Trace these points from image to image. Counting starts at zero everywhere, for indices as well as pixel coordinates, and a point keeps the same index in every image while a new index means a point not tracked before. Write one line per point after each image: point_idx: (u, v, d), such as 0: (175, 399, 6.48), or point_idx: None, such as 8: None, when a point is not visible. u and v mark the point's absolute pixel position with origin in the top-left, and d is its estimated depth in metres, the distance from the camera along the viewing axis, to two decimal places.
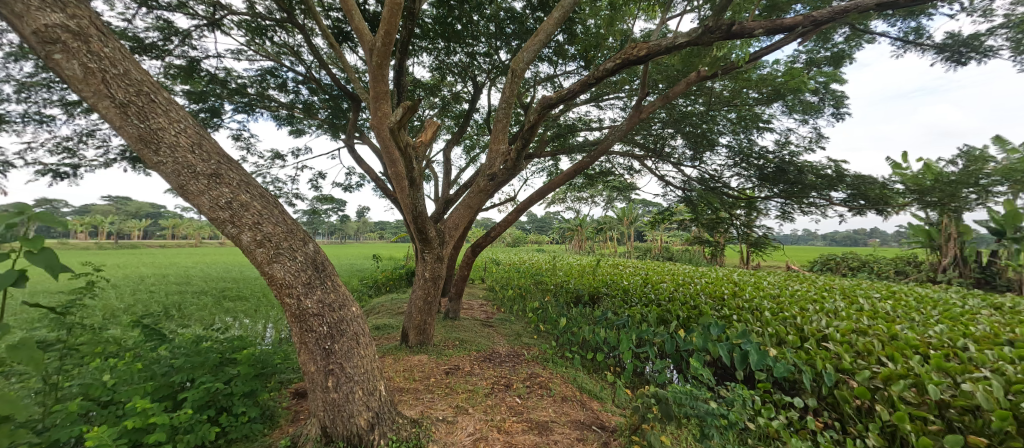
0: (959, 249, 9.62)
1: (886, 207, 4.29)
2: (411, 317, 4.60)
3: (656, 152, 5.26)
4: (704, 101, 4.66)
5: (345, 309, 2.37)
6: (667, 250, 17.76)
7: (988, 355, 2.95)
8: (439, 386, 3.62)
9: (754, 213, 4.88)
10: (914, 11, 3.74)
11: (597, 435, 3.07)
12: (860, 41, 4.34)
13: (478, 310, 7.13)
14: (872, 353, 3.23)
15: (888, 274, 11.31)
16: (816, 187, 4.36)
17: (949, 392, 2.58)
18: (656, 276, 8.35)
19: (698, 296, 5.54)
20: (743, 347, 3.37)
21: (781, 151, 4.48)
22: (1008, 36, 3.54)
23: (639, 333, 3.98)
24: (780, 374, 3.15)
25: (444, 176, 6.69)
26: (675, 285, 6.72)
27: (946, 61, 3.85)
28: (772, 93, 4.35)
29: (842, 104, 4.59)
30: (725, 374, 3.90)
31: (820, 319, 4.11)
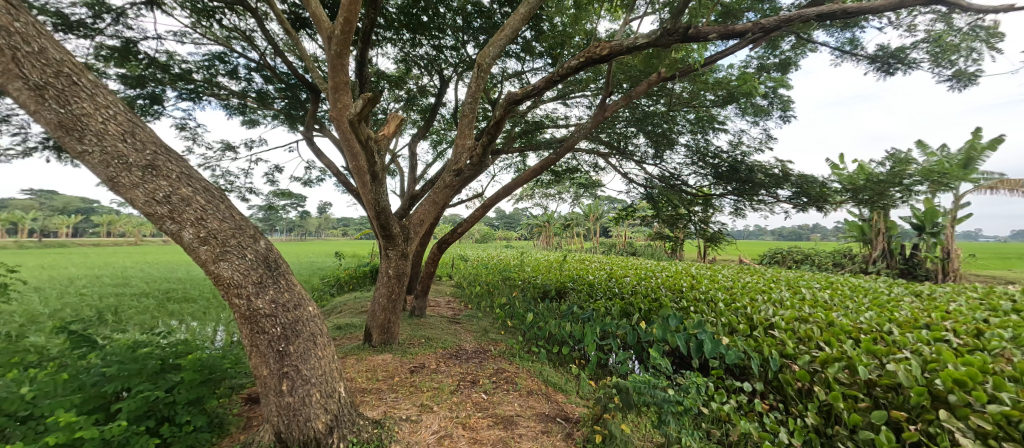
0: (888, 243, 10.60)
1: (827, 204, 4.63)
2: (374, 315, 4.47)
3: (619, 149, 5.40)
4: (665, 101, 4.82)
5: (301, 309, 2.27)
6: (631, 246, 18.34)
7: (909, 338, 3.27)
8: (403, 384, 3.56)
9: (710, 210, 5.12)
10: (851, 24, 4.04)
11: (561, 427, 3.13)
12: (804, 49, 4.64)
13: (445, 306, 7.06)
14: (812, 339, 3.49)
15: (828, 266, 12.27)
16: (765, 186, 4.64)
17: (876, 373, 2.83)
18: (621, 271, 8.61)
19: (659, 289, 5.76)
20: (698, 336, 3.54)
21: (734, 151, 4.73)
22: (928, 49, 3.90)
23: (603, 327, 4.09)
24: (731, 361, 3.33)
25: (409, 171, 6.54)
26: (638, 279, 6.95)
27: (877, 71, 4.19)
28: (727, 96, 4.57)
29: (789, 108, 4.89)
30: (682, 363, 4.08)
31: (769, 309, 4.38)
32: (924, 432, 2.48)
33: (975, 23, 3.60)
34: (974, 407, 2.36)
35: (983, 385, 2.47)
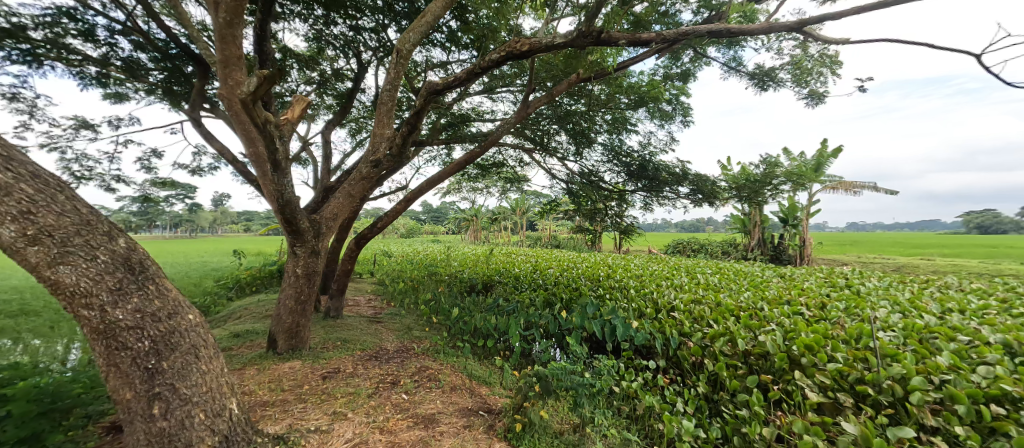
0: (763, 233, 12.46)
1: (718, 200, 5.27)
2: (280, 319, 4.04)
3: (542, 145, 5.54)
4: (585, 102, 5.04)
5: (177, 319, 1.98)
6: (554, 238, 19.11)
7: (775, 314, 3.87)
8: (314, 393, 3.29)
9: (624, 205, 5.50)
10: (735, 43, 4.62)
11: (483, 420, 3.16)
12: (700, 63, 5.19)
13: (365, 305, 6.68)
14: (704, 318, 3.96)
15: (718, 255, 14.04)
16: (668, 183, 5.12)
17: (751, 344, 3.31)
18: (544, 263, 8.92)
19: (579, 279, 6.08)
20: (612, 321, 3.81)
21: (643, 151, 5.13)
22: (791, 71, 4.60)
23: (527, 318, 4.19)
24: (639, 342, 3.63)
25: (323, 160, 6.01)
26: (561, 270, 7.26)
27: (754, 87, 4.85)
28: (638, 99, 4.90)
29: (688, 114, 5.43)
30: (598, 348, 4.36)
31: (672, 294, 4.86)
32: (784, 390, 2.97)
33: (824, 52, 4.36)
34: (818, 366, 2.88)
35: (825, 348, 3.02)
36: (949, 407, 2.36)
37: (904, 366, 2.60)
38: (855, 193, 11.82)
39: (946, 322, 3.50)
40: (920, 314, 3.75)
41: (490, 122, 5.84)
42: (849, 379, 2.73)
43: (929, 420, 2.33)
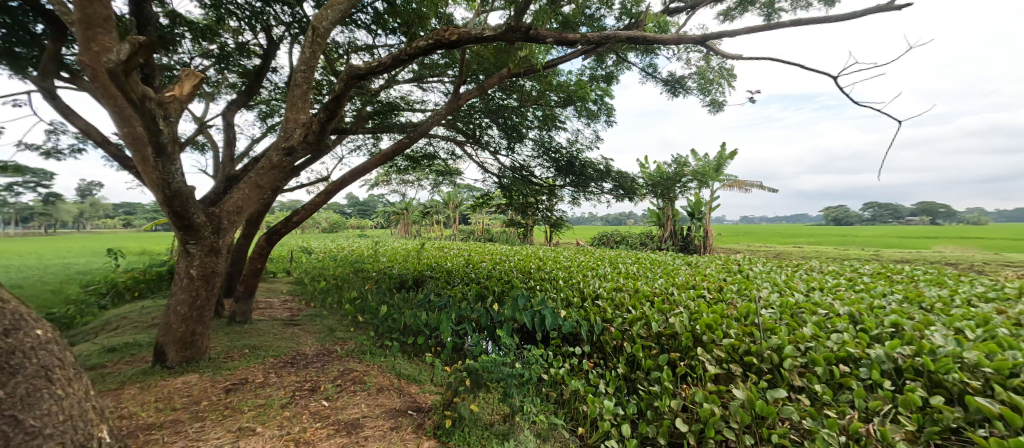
0: (674, 226, 13.74)
1: (637, 196, 5.66)
2: (169, 328, 3.51)
3: (474, 138, 5.46)
4: (517, 97, 5.04)
5: (18, 336, 1.65)
6: (486, 232, 19.15)
7: (684, 299, 4.28)
8: (214, 409, 2.92)
9: (554, 200, 5.65)
10: (651, 51, 4.97)
11: (411, 419, 3.06)
12: (622, 67, 5.50)
13: (280, 307, 6.09)
14: (624, 304, 4.25)
15: (637, 246, 15.18)
16: (594, 179, 5.37)
17: (663, 326, 3.63)
18: (476, 256, 8.91)
19: (511, 272, 6.15)
20: (541, 312, 3.90)
21: (571, 148, 5.30)
22: (697, 81, 5.08)
23: (459, 312, 4.13)
24: (567, 331, 3.77)
25: (226, 145, 5.33)
26: (493, 263, 7.29)
27: (667, 93, 5.27)
28: (567, 98, 5.03)
29: (612, 115, 5.73)
30: (529, 338, 4.45)
31: (597, 284, 5.13)
32: (689, 365, 3.30)
33: (723, 65, 4.88)
34: (716, 342, 3.26)
35: (721, 326, 3.43)
36: (811, 369, 2.82)
37: (780, 338, 3.06)
38: (746, 191, 13.52)
39: (810, 299, 4.17)
40: (793, 293, 4.43)
41: (420, 112, 5.60)
42: (739, 351, 3.12)
43: (797, 381, 2.77)
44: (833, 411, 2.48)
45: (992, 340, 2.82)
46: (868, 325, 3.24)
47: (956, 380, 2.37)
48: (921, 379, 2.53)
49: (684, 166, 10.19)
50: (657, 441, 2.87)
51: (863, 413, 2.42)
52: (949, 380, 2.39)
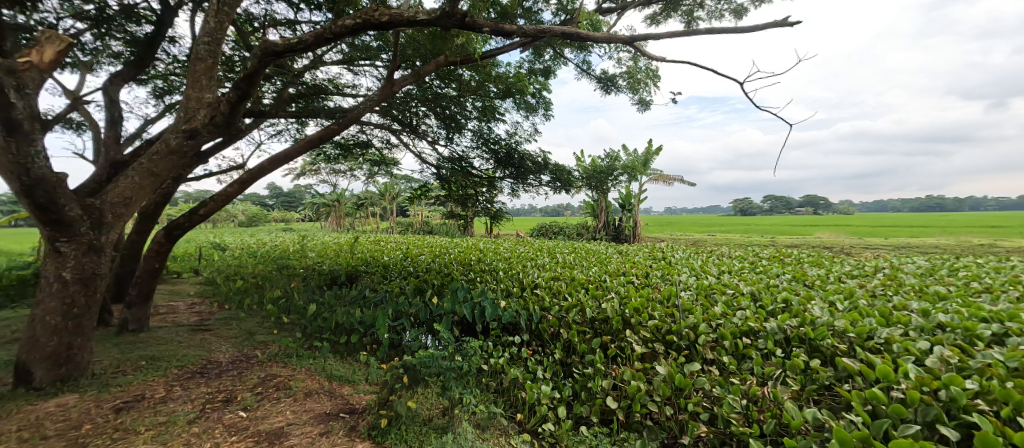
0: (607, 218, 14.46)
1: (573, 188, 5.83)
2: (36, 344, 2.93)
3: (411, 127, 5.18)
4: (455, 86, 4.86)
5: None
6: (425, 224, 18.66)
7: (616, 285, 4.53)
8: (99, 433, 2.51)
9: (494, 191, 5.60)
10: (584, 48, 5.11)
11: (343, 422, 2.89)
12: (558, 62, 5.59)
13: (187, 311, 5.40)
14: (561, 292, 4.40)
15: (573, 236, 15.76)
16: (532, 172, 5.39)
17: (596, 312, 3.83)
18: (414, 249, 8.64)
19: (451, 265, 6.04)
20: (481, 303, 3.86)
21: (510, 139, 5.25)
22: (627, 79, 5.33)
23: (396, 307, 3.98)
24: (506, 321, 3.78)
25: (110, 125, 4.56)
26: (432, 256, 7.10)
27: (600, 90, 5.47)
28: (506, 90, 4.97)
29: (549, 109, 5.80)
30: (469, 330, 4.40)
31: (536, 274, 5.23)
32: (619, 346, 3.49)
33: (650, 66, 5.18)
34: (642, 324, 3.51)
35: (648, 309, 3.74)
36: (721, 343, 3.16)
37: (696, 317, 3.40)
38: (670, 184, 14.62)
39: (721, 281, 4.65)
40: (707, 276, 4.90)
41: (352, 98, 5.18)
42: (662, 331, 3.41)
43: (709, 355, 3.08)
44: (738, 378, 2.79)
45: (854, 310, 3.39)
46: (765, 302, 3.71)
47: (829, 345, 2.82)
48: (804, 345, 2.97)
49: (616, 160, 10.73)
50: (590, 420, 3.01)
51: (760, 378, 2.76)
52: (824, 346, 2.83)
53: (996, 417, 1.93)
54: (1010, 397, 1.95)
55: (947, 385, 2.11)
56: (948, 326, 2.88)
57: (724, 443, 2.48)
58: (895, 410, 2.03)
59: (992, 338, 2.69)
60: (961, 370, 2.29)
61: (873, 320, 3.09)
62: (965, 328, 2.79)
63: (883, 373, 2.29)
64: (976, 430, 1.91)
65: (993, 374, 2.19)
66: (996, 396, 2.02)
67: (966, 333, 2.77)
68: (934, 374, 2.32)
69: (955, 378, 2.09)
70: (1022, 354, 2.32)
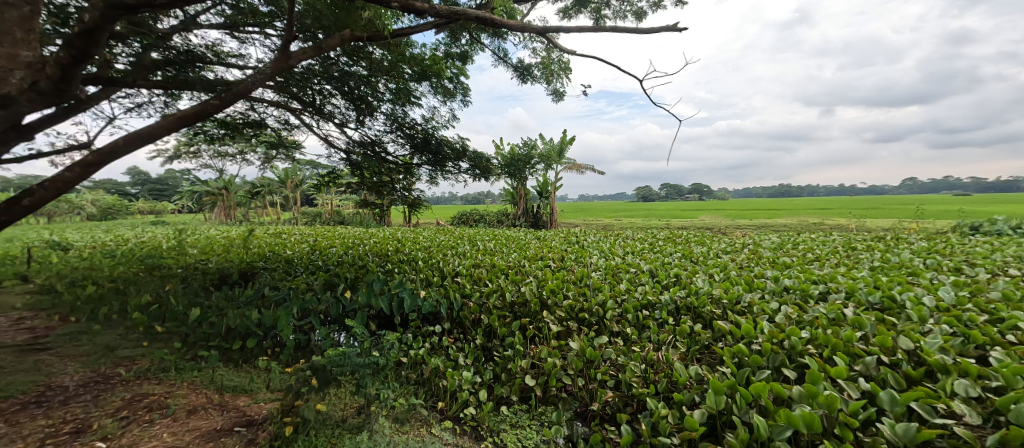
0: (526, 205, 14.84)
1: (492, 176, 5.80)
2: None
3: (314, 108, 4.36)
4: (365, 65, 4.32)
5: None
6: (336, 214, 17.29)
7: (535, 270, 4.65)
8: None
9: (411, 179, 5.29)
10: (499, 34, 5.07)
11: (238, 437, 2.55)
12: (475, 47, 5.45)
13: (14, 328, 4.28)
14: (482, 279, 4.41)
15: (494, 224, 15.90)
16: (450, 158, 5.15)
17: (516, 295, 3.92)
18: (323, 242, 7.91)
19: (366, 257, 5.65)
20: (400, 294, 3.64)
21: (426, 124, 4.91)
22: (542, 70, 5.42)
23: (302, 305, 3.50)
24: (426, 311, 3.64)
25: None
26: (344, 249, 6.56)
27: (517, 78, 5.49)
28: (421, 73, 4.57)
29: (468, 95, 5.61)
30: (386, 324, 4.17)
31: (457, 262, 5.13)
32: (537, 327, 3.61)
33: (563, 58, 5.33)
34: (558, 304, 3.70)
35: (563, 289, 3.96)
36: (625, 316, 3.47)
37: (604, 295, 3.71)
38: (582, 173, 15.45)
39: (627, 260, 5.06)
40: (615, 257, 5.29)
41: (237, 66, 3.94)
42: (576, 310, 3.62)
43: (615, 328, 3.34)
44: (637, 346, 3.06)
45: (727, 280, 3.97)
46: (661, 277, 4.15)
47: (709, 311, 3.27)
48: (690, 313, 3.40)
49: (533, 148, 10.99)
50: (510, 400, 3.05)
51: (656, 344, 3.08)
52: (705, 312, 3.28)
53: (820, 357, 2.40)
54: (830, 340, 2.44)
55: (789, 335, 2.59)
56: (792, 289, 3.51)
57: (628, 404, 2.69)
58: (754, 360, 2.41)
59: (818, 295, 3.38)
60: (798, 323, 2.85)
61: (739, 286, 3.68)
62: (802, 290, 3.45)
63: (745, 331, 2.75)
64: (807, 368, 2.35)
65: (819, 324, 2.75)
66: (823, 341, 2.50)
67: (802, 293, 3.43)
68: (781, 327, 2.85)
69: (794, 330, 2.58)
70: (837, 308, 2.94)
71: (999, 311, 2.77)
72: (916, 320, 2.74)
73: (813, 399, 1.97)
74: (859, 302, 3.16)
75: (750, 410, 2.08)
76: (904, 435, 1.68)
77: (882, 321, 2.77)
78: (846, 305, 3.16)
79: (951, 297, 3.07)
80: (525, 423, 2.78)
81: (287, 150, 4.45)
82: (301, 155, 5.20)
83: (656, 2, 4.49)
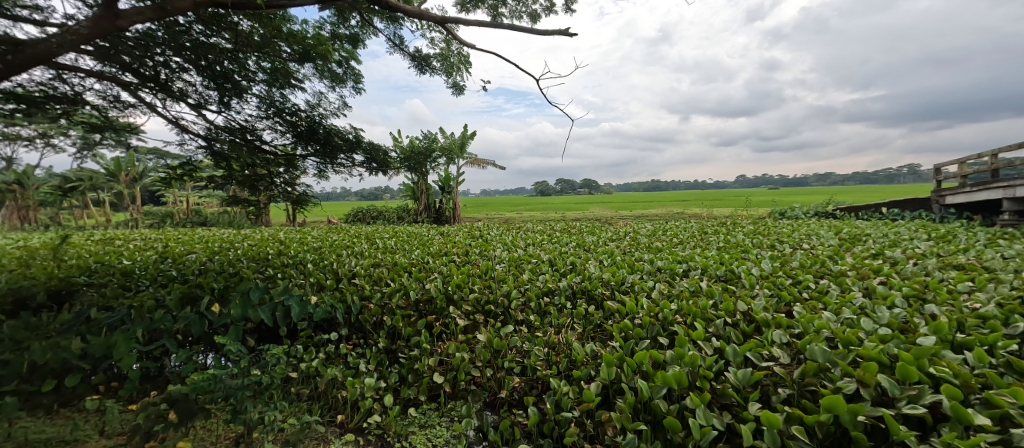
0: (428, 200, 14.43)
1: (390, 169, 5.46)
2: None
3: (159, 85, 3.46)
4: (228, 36, 3.57)
5: None
6: (196, 214, 14.58)
7: (439, 266, 4.55)
8: None
9: (295, 172, 4.70)
10: (394, 20, 4.79)
11: None
12: (368, 30, 5.03)
13: None
14: (382, 278, 4.17)
15: (394, 220, 15.16)
16: (342, 149, 4.70)
17: (420, 293, 3.81)
18: (177, 248, 6.53)
19: (238, 262, 4.87)
20: (285, 303, 3.17)
21: (312, 111, 4.38)
22: (441, 62, 5.27)
23: (149, 326, 2.71)
24: (319, 318, 3.26)
25: None
26: (208, 255, 5.52)
27: (415, 68, 5.26)
28: (303, 53, 4.01)
29: (361, 81, 5.16)
30: (268, 337, 3.65)
31: (353, 263, 4.75)
32: (443, 323, 3.54)
33: (461, 51, 5.28)
34: (463, 298, 3.70)
35: (468, 284, 3.97)
36: (528, 304, 3.62)
37: (508, 285, 3.84)
38: (484, 168, 15.55)
39: (528, 252, 5.26)
40: (516, 249, 5.46)
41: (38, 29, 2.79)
42: (482, 302, 3.66)
43: (520, 316, 3.45)
44: (540, 331, 3.21)
45: (614, 264, 4.41)
46: (559, 265, 4.42)
47: (599, 293, 3.60)
48: (584, 296, 3.69)
49: (433, 142, 10.73)
50: (418, 401, 2.91)
51: (556, 328, 3.26)
52: (597, 294, 3.61)
53: (685, 324, 2.80)
54: (691, 310, 2.87)
55: (662, 309, 2.99)
56: (665, 269, 4.05)
57: (533, 387, 2.77)
58: (637, 332, 2.71)
59: (682, 272, 3.96)
60: (669, 296, 3.31)
61: (624, 269, 4.11)
62: (670, 269, 4.02)
63: (629, 308, 3.11)
64: (676, 334, 2.71)
65: (684, 296, 3.23)
66: (687, 311, 2.93)
67: (671, 271, 3.99)
68: (656, 301, 3.29)
69: (665, 304, 2.99)
70: (696, 282, 3.49)
71: (799, 275, 3.60)
72: (748, 286, 3.39)
73: (681, 359, 2.28)
74: (711, 275, 3.79)
75: (634, 376, 2.31)
76: (743, 379, 2.04)
77: (726, 289, 3.37)
78: (703, 278, 3.76)
79: (770, 268, 3.87)
80: (434, 422, 2.67)
81: (118, 137, 3.40)
82: (137, 146, 3.76)
83: (548, 7, 4.71)
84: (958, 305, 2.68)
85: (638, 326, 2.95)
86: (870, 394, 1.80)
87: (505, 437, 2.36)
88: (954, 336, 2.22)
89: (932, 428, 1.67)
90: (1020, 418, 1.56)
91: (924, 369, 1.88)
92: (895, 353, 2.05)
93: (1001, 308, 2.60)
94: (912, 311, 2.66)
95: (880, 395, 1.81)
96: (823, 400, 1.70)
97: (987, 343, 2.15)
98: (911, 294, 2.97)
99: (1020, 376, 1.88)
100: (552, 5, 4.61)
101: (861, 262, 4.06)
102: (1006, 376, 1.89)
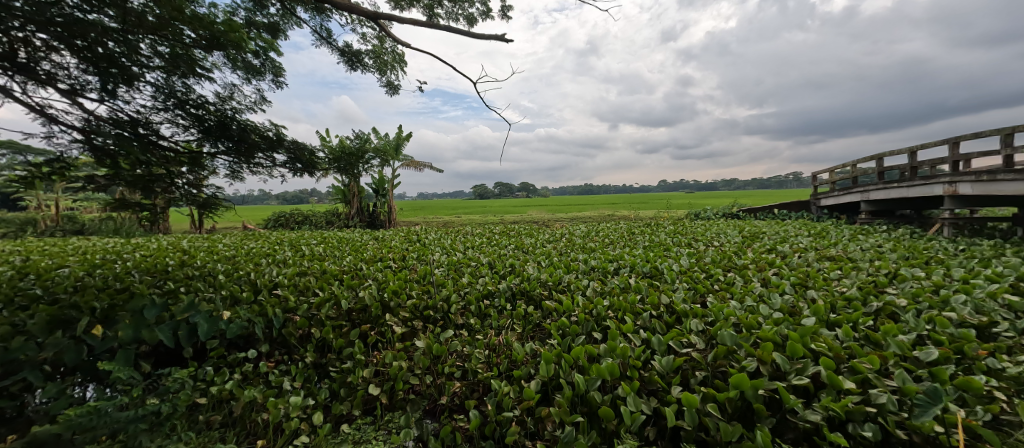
0: (361, 203, 13.72)
1: (316, 170, 5.10)
2: None
3: (15, 63, 2.87)
4: (112, 13, 3.00)
5: None
6: (71, 220, 12.29)
7: (373, 272, 4.36)
8: None
9: (202, 172, 4.22)
10: (320, 11, 4.50)
11: None
12: (290, 21, 4.68)
13: None
14: (309, 288, 3.89)
15: (323, 225, 14.21)
16: (260, 147, 4.31)
17: (353, 302, 3.64)
18: (43, 261, 5.46)
19: (128, 276, 4.21)
20: (190, 320, 2.82)
21: (221, 104, 3.93)
22: (374, 58, 5.06)
23: (2, 357, 2.21)
24: (234, 334, 2.94)
25: None
26: (86, 269, 4.69)
27: (346, 64, 5.01)
28: (211, 39, 3.41)
29: (282, 74, 4.77)
30: (167, 360, 3.19)
31: (276, 271, 4.37)
32: (379, 332, 3.40)
33: (396, 49, 5.13)
34: (401, 306, 3.59)
35: (406, 289, 3.89)
36: (469, 308, 3.62)
37: (447, 290, 3.81)
38: (420, 170, 15.16)
39: (467, 255, 5.25)
40: (456, 253, 5.41)
41: None
42: (420, 308, 3.58)
43: (460, 320, 3.44)
44: (481, 334, 3.23)
45: (551, 265, 4.56)
46: (498, 268, 4.48)
47: (537, 293, 3.71)
48: (523, 296, 3.77)
49: (366, 143, 10.30)
50: (352, 416, 2.73)
51: (496, 329, 3.30)
52: (535, 294, 3.71)
53: (616, 318, 3.00)
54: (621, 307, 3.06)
55: (596, 307, 3.16)
56: (597, 268, 4.30)
57: (474, 390, 2.75)
58: (573, 329, 2.84)
59: (613, 270, 4.24)
60: (602, 293, 3.52)
61: (561, 269, 4.28)
62: (602, 267, 4.27)
63: (566, 307, 3.26)
64: (608, 328, 2.90)
65: (614, 292, 3.46)
66: (619, 307, 3.13)
67: (603, 269, 4.24)
68: (590, 298, 3.47)
69: (598, 300, 3.18)
70: (625, 279, 3.75)
71: (710, 269, 4.03)
72: (670, 281, 3.73)
73: (614, 352, 2.45)
74: (637, 272, 4.10)
75: (572, 370, 2.42)
76: (666, 366, 2.25)
77: (651, 284, 3.67)
78: (631, 275, 4.04)
79: (687, 263, 4.28)
80: (370, 436, 2.51)
81: None
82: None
83: (485, 11, 4.75)
84: (831, 290, 3.21)
85: (574, 323, 3.07)
86: (768, 370, 2.08)
87: (447, 443, 2.29)
88: (829, 317, 2.65)
89: (814, 394, 1.96)
90: (876, 380, 1.90)
91: (808, 345, 2.22)
92: (785, 333, 2.39)
93: (861, 291, 3.16)
94: (797, 297, 3.11)
95: (775, 370, 2.09)
96: (731, 379, 1.93)
97: (852, 321, 2.60)
98: (797, 282, 3.49)
99: (875, 345, 2.29)
100: (488, 10, 4.66)
101: (760, 256, 4.66)
102: (866, 347, 2.29)
